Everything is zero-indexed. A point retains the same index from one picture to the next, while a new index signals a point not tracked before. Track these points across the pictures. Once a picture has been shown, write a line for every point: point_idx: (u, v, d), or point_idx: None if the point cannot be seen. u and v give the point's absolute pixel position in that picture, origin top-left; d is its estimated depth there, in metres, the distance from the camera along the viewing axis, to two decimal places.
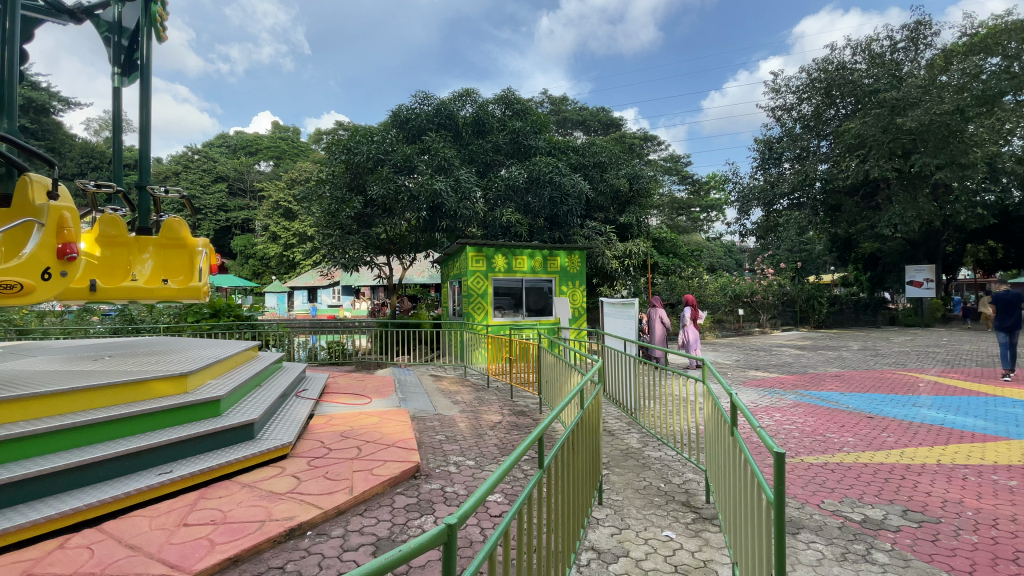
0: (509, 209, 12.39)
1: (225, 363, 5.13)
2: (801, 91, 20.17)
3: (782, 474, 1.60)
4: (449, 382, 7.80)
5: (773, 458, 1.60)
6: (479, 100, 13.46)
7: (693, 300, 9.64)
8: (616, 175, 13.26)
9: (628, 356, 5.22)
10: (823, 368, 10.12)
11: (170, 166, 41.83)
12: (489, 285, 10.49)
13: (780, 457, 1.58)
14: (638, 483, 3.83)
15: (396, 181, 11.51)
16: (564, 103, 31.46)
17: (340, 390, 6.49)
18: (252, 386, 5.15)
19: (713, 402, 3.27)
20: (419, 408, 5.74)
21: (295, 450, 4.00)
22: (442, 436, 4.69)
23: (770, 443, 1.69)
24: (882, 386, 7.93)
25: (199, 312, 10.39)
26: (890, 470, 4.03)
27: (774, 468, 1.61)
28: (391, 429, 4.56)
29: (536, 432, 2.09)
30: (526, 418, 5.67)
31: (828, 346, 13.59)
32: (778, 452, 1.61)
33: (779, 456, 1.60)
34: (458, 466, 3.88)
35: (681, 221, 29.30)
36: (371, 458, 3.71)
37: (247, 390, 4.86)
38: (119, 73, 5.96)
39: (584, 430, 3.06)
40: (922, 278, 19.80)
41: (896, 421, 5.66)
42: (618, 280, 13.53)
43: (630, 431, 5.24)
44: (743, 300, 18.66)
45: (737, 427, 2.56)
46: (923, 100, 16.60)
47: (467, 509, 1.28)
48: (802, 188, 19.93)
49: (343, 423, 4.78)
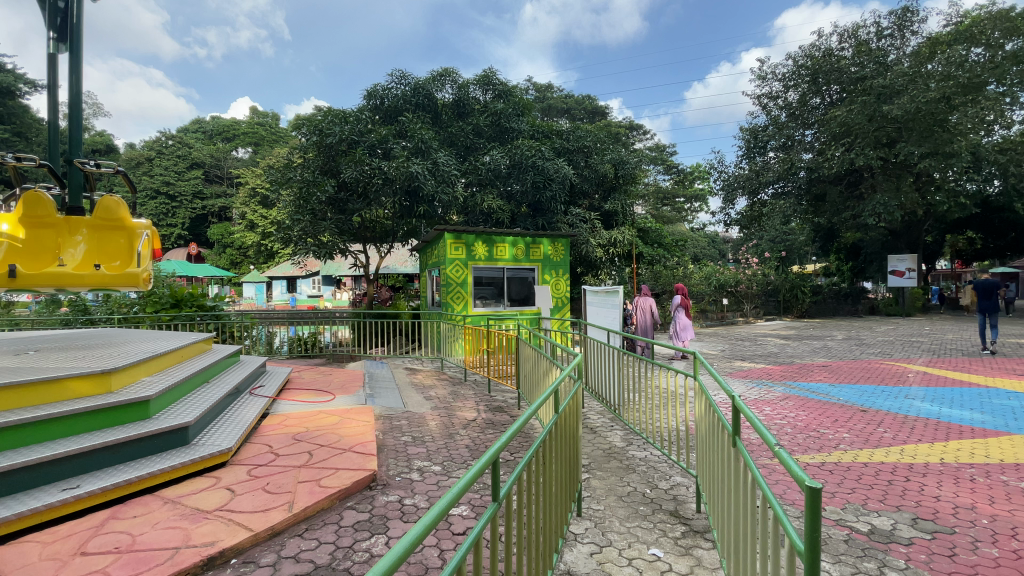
0: (490, 195, 11.89)
1: (166, 359, 4.62)
2: (787, 78, 20.02)
3: (815, 514, 1.22)
4: (424, 375, 7.38)
5: (806, 494, 1.21)
6: (459, 80, 12.83)
7: (684, 289, 9.30)
8: (602, 160, 12.83)
9: (613, 349, 4.82)
10: (810, 358, 9.91)
11: (143, 151, 40.33)
12: (468, 274, 10.04)
13: (814, 493, 1.20)
14: (621, 489, 3.46)
15: (372, 162, 10.91)
16: (550, 91, 30.88)
17: (303, 386, 6.01)
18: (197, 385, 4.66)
19: (705, 398, 2.90)
20: (387, 406, 5.28)
21: (236, 457, 3.55)
22: (408, 437, 4.27)
23: (799, 475, 1.31)
24: (872, 377, 7.71)
25: (159, 301, 9.76)
26: (892, 470, 3.74)
27: (805, 505, 1.22)
28: (351, 430, 4.13)
29: (498, 448, 1.67)
30: (503, 415, 5.27)
31: (814, 336, 13.46)
32: (811, 485, 1.23)
33: (813, 491, 1.22)
34: (422, 473, 3.47)
35: (665, 210, 29.18)
36: (321, 466, 3.28)
37: (188, 390, 4.37)
38: (53, 38, 5.12)
39: (558, 434, 2.66)
40: (904, 268, 19.83)
41: (891, 415, 5.39)
42: (603, 269, 13.15)
43: (613, 428, 4.87)
44: (728, 290, 18.52)
45: (739, 435, 2.18)
46: (909, 88, 16.50)
47: (386, 566, 0.92)
48: (789, 177, 19.69)
49: (298, 424, 4.34)
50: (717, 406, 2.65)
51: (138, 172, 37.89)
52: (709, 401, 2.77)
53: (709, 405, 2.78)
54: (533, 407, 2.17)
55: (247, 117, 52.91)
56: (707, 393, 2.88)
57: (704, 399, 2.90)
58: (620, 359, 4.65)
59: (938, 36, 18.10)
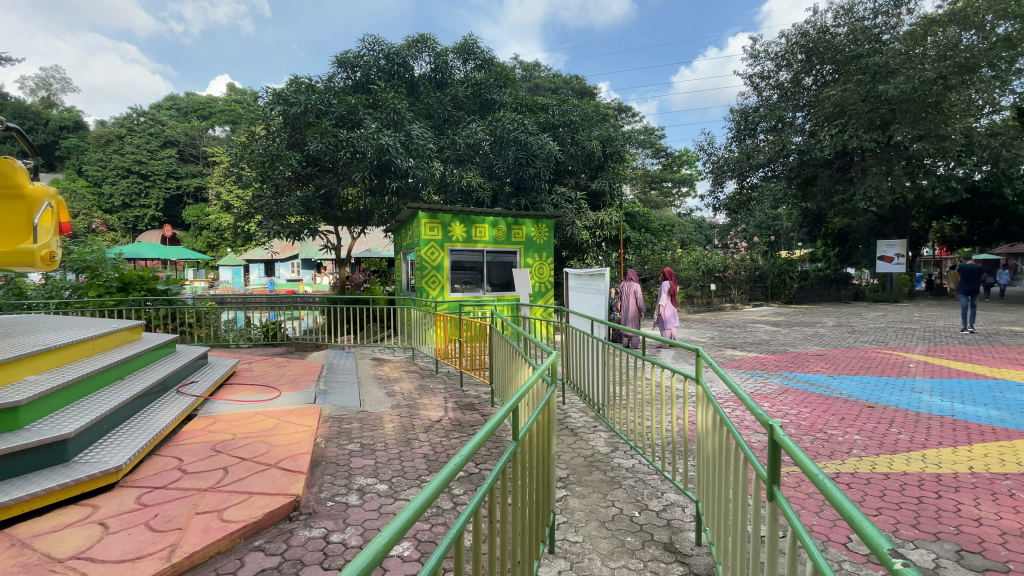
0: (470, 171, 11.11)
1: (51, 358, 3.82)
2: (780, 57, 19.43)
3: None
4: (391, 367, 6.72)
5: None
6: (437, 48, 11.93)
7: (673, 274, 8.71)
8: (589, 137, 12.08)
9: (596, 340, 4.20)
10: (804, 346, 9.44)
11: (113, 128, 38.54)
12: (444, 257, 9.34)
13: None
14: (604, 510, 2.88)
15: (340, 133, 10.07)
16: (537, 70, 29.90)
17: (248, 380, 5.32)
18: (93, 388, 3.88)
19: (713, 409, 2.24)
20: (341, 404, 4.60)
21: (132, 476, 2.90)
22: (355, 445, 3.61)
23: None
24: (871, 368, 7.22)
25: (104, 286, 8.87)
26: (919, 484, 3.22)
27: None
28: (285, 439, 3.48)
29: (374, 555, 0.89)
30: (472, 413, 4.65)
31: (804, 323, 13.06)
32: None
33: None
34: (362, 495, 2.84)
35: (653, 194, 28.64)
36: (231, 491, 2.67)
37: (79, 395, 3.62)
38: None
39: (518, 465, 1.93)
40: (893, 253, 19.56)
41: (900, 412, 4.88)
42: (589, 253, 12.50)
43: (596, 429, 4.28)
44: (715, 275, 18.08)
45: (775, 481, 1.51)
46: (904, 67, 15.99)
47: (360, 566, 0.84)
48: (779, 160, 19.16)
49: (224, 430, 3.68)
50: (732, 424, 1.99)
51: (107, 150, 36.17)
52: (720, 414, 2.11)
53: (720, 419, 2.12)
54: (476, 439, 1.45)
55: (224, 94, 50.82)
56: (716, 401, 2.21)
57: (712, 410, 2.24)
58: (606, 351, 4.05)
59: (932, 17, 17.47)
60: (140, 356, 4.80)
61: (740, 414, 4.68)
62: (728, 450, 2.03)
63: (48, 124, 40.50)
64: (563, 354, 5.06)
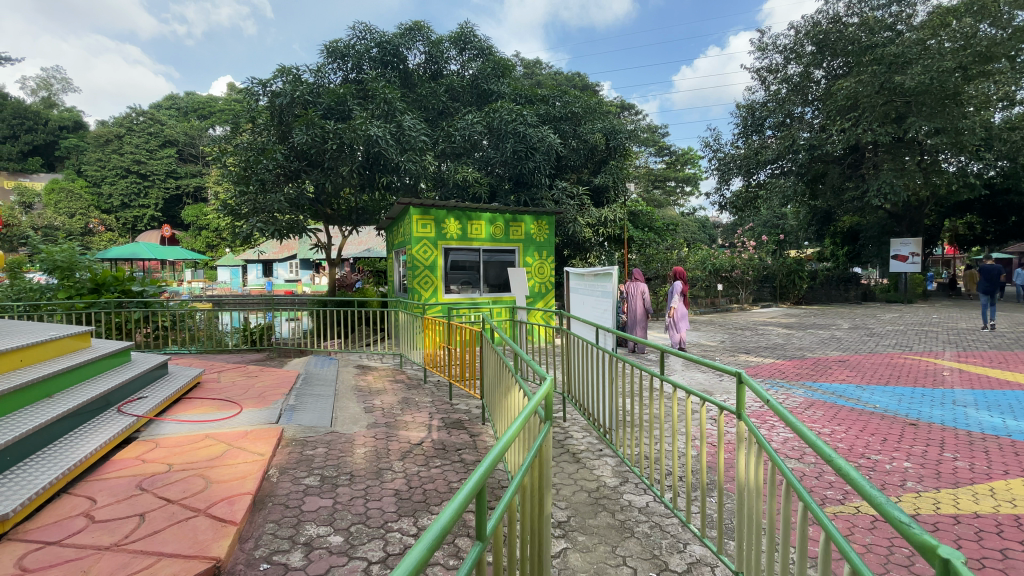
0: (466, 166, 10.52)
1: None
2: (789, 49, 18.78)
3: None
4: (376, 376, 6.14)
5: None
6: (432, 36, 11.35)
7: (684, 274, 8.09)
8: (592, 129, 11.47)
9: (601, 351, 3.56)
10: (823, 350, 8.79)
11: (111, 128, 38.14)
12: (438, 256, 8.76)
13: None
14: (612, 571, 2.30)
15: (326, 125, 9.53)
16: (539, 67, 29.30)
17: (209, 393, 4.75)
18: (8, 408, 3.28)
19: (774, 465, 1.68)
20: (308, 423, 4.01)
21: (27, 525, 2.36)
22: (314, 479, 3.03)
23: None
24: (903, 376, 6.59)
25: (75, 287, 8.28)
26: (998, 531, 2.69)
27: None
28: (226, 473, 2.92)
29: None
30: (459, 434, 4.07)
31: (818, 325, 12.39)
32: None
33: None
34: (309, 552, 2.27)
35: (656, 193, 28.02)
36: (136, 551, 2.12)
37: None
38: None
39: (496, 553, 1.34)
40: (908, 252, 18.90)
41: (949, 432, 4.28)
42: (592, 251, 11.91)
43: (602, 454, 3.68)
44: (722, 275, 17.45)
45: None
46: (922, 57, 15.28)
47: None
48: (789, 155, 18.43)
49: (159, 461, 3.13)
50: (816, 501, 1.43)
51: (106, 150, 35.76)
52: (791, 482, 1.56)
53: (790, 486, 1.57)
54: (437, 530, 0.97)
55: (225, 93, 50.33)
56: (779, 457, 1.65)
57: (773, 467, 1.68)
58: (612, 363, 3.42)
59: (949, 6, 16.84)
60: (79, 368, 4.20)
61: (768, 435, 4.09)
62: (800, 534, 1.48)
63: (46, 124, 40.01)
64: (562, 363, 4.45)
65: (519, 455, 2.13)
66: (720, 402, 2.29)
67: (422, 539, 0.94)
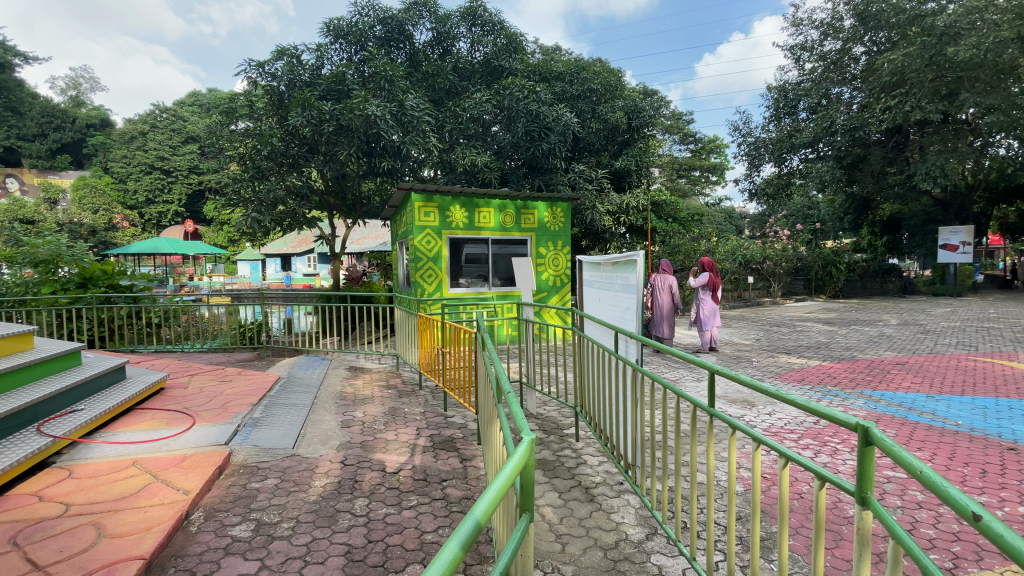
0: (473, 149, 9.77)
1: None
2: (827, 23, 17.39)
3: None
4: (366, 380, 5.47)
5: None
6: (439, 11, 10.59)
7: (712, 264, 7.26)
8: (612, 108, 10.58)
9: (617, 362, 2.75)
10: (875, 350, 7.79)
11: (136, 124, 38.64)
12: (443, 246, 8.05)
13: None
14: None
15: (323, 106, 8.95)
16: (559, 53, 28.19)
17: (167, 403, 4.15)
18: None
19: None
20: (268, 443, 3.34)
21: None
22: (246, 528, 2.36)
23: None
24: (979, 383, 5.61)
25: (61, 282, 7.84)
26: None
27: None
28: (129, 520, 2.29)
29: None
30: (448, 457, 3.34)
31: (862, 321, 11.29)
32: None
33: None
34: None
35: (681, 183, 26.82)
36: None
37: None
38: None
39: None
40: (958, 241, 17.48)
41: None
42: (612, 241, 11.04)
43: (623, 492, 2.89)
44: (753, 267, 16.35)
45: None
46: (978, 26, 13.80)
47: None
48: (827, 138, 17.06)
49: (59, 499, 2.52)
50: None
51: (131, 147, 36.39)
52: None
53: None
54: (472, 523, 0.86)
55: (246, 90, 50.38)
56: None
57: None
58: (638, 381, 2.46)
59: None
60: (1, 375, 3.50)
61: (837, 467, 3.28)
62: None
63: (75, 122, 40.38)
64: (577, 365, 3.61)
65: (501, 534, 1.45)
66: (825, 471, 1.26)
67: (456, 536, 0.82)
